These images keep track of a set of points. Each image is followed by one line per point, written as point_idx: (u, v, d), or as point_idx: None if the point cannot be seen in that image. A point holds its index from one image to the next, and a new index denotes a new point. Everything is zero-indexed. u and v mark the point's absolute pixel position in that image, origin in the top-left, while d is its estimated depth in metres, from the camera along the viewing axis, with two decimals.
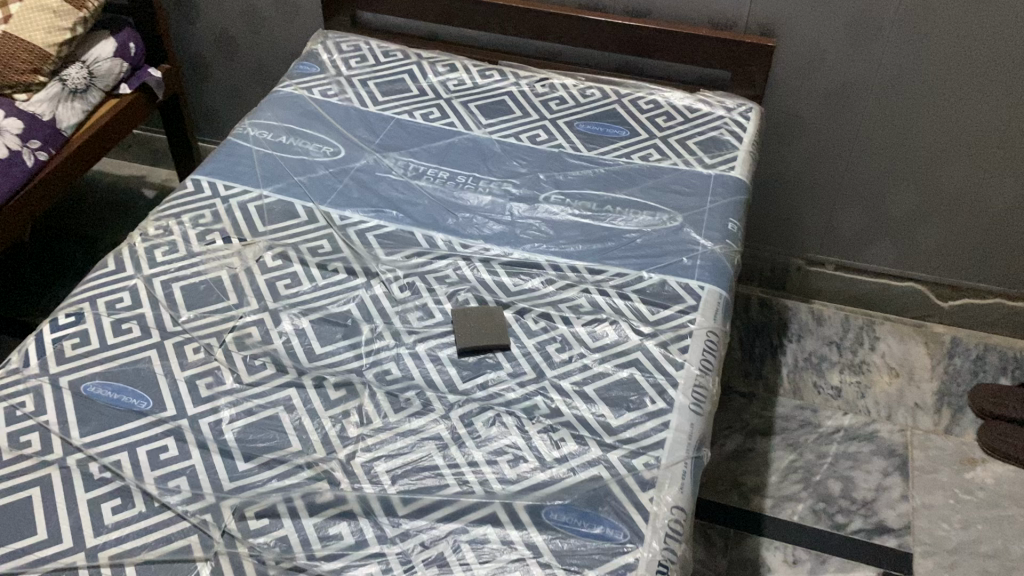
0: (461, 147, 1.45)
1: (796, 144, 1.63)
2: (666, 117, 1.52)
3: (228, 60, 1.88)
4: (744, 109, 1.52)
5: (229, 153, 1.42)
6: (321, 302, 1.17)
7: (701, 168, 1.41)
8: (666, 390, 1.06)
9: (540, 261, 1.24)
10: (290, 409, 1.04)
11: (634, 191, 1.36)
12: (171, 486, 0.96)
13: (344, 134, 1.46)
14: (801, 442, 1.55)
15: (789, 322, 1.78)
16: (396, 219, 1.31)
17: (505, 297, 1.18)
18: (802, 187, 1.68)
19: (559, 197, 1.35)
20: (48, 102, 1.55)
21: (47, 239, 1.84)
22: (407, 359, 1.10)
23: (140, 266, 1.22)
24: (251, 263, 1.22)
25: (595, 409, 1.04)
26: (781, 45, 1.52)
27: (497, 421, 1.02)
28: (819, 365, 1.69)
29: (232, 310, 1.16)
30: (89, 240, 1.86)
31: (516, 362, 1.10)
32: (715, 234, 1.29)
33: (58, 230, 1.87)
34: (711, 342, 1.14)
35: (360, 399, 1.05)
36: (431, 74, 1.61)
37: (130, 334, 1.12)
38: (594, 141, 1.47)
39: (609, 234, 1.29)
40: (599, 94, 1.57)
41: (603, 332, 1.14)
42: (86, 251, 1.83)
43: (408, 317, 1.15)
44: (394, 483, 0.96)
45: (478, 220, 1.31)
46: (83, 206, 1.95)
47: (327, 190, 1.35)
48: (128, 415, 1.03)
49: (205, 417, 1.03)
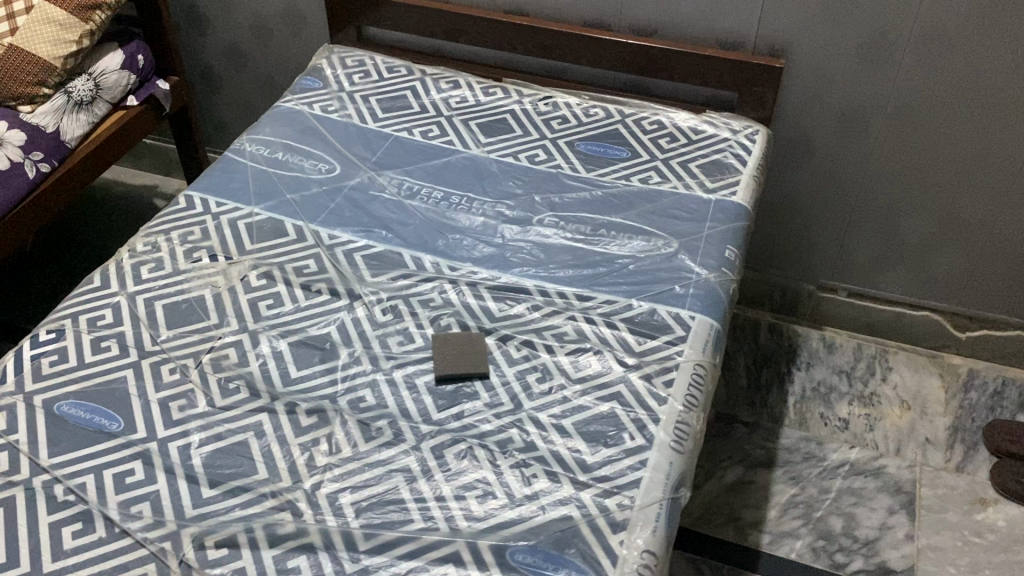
0: (457, 166, 1.42)
1: (807, 168, 1.58)
2: (669, 139, 1.48)
3: (238, 72, 1.88)
4: (750, 132, 1.48)
5: (225, 169, 1.41)
6: (301, 324, 1.16)
7: (701, 192, 1.37)
8: (646, 426, 1.03)
9: (528, 285, 1.21)
10: (261, 435, 1.02)
11: (630, 214, 1.33)
12: (133, 511, 0.94)
13: (341, 151, 1.44)
14: (803, 475, 1.50)
15: (799, 349, 1.73)
16: (385, 239, 1.28)
17: (487, 322, 1.15)
18: (814, 211, 1.63)
19: (552, 219, 1.32)
20: (52, 114, 1.57)
21: (49, 245, 1.86)
22: (383, 386, 1.08)
23: (124, 282, 1.21)
24: (235, 283, 1.22)
25: (571, 443, 1.01)
26: (790, 68, 1.47)
27: (469, 454, 1.00)
28: (828, 396, 1.64)
29: (211, 331, 1.15)
30: (90, 245, 1.87)
31: (494, 392, 1.06)
32: (711, 262, 1.25)
33: (60, 236, 1.89)
34: (698, 376, 1.09)
35: (332, 427, 1.03)
36: (433, 90, 1.59)
37: (109, 352, 1.11)
38: (594, 162, 1.43)
39: (600, 259, 1.25)
40: (603, 113, 1.54)
41: (586, 363, 1.10)
42: (88, 256, 1.84)
43: (388, 342, 1.13)
44: (358, 517, 0.94)
45: (467, 242, 1.28)
46: (84, 211, 1.97)
47: (318, 209, 1.33)
48: (98, 436, 1.02)
49: (175, 441, 1.02)
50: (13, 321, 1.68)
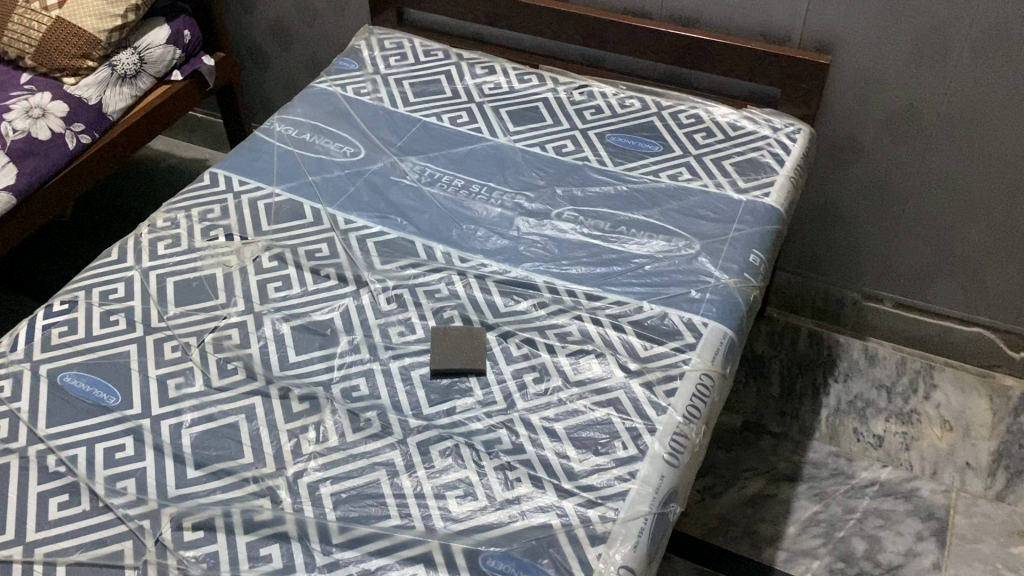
0: (482, 155, 1.39)
1: (854, 170, 1.50)
2: (705, 134, 1.41)
3: (283, 51, 1.89)
4: (791, 129, 1.41)
5: (251, 148, 1.42)
6: (305, 308, 1.15)
7: (732, 192, 1.31)
8: (641, 436, 0.99)
9: (537, 282, 1.17)
10: (251, 418, 1.02)
11: (654, 212, 1.28)
12: (118, 487, 0.95)
13: (367, 135, 1.43)
14: (828, 493, 1.43)
15: (839, 359, 1.64)
16: (400, 226, 1.27)
17: (491, 318, 1.13)
18: (861, 216, 1.55)
19: (573, 214, 1.28)
20: (95, 87, 1.59)
21: (86, 214, 1.90)
22: (379, 376, 1.06)
23: (140, 257, 1.22)
24: (247, 262, 1.22)
25: (560, 448, 0.98)
26: (837, 64, 1.40)
27: (454, 452, 0.97)
28: (864, 411, 1.55)
29: (217, 310, 1.15)
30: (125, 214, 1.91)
31: (488, 390, 1.04)
32: (733, 267, 1.19)
33: (98, 205, 1.93)
34: (703, 387, 1.04)
35: (322, 414, 1.02)
36: (468, 76, 1.56)
37: (116, 326, 1.13)
38: (623, 155, 1.39)
39: (616, 258, 1.21)
40: (639, 104, 1.49)
41: (587, 365, 1.06)
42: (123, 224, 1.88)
43: (389, 332, 1.11)
44: (335, 509, 0.93)
45: (481, 233, 1.25)
46: (123, 182, 2.01)
47: (337, 192, 1.33)
48: (95, 409, 1.03)
49: (167, 419, 1.02)
50: (45, 283, 1.72)
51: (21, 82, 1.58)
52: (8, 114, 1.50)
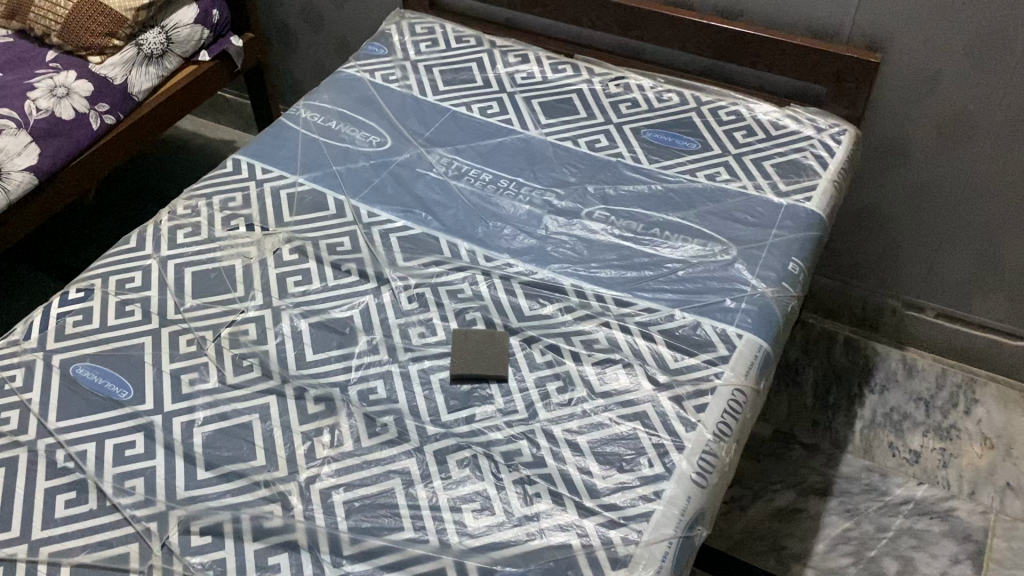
0: (512, 148, 1.35)
1: (900, 174, 1.43)
2: (745, 132, 1.35)
3: (313, 33, 1.85)
4: (836, 130, 1.34)
5: (276, 134, 1.38)
6: (324, 305, 1.11)
7: (772, 195, 1.25)
8: (668, 453, 0.94)
9: (564, 284, 1.13)
10: (265, 418, 0.99)
11: (689, 214, 1.22)
12: (126, 486, 0.93)
13: (394, 124, 1.39)
14: (860, 509, 1.37)
15: (875, 369, 1.58)
16: (425, 222, 1.23)
17: (514, 321, 1.08)
18: (906, 221, 1.48)
19: (604, 213, 1.23)
20: (121, 66, 1.56)
21: (111, 195, 1.88)
22: (397, 379, 1.02)
23: (159, 246, 1.20)
24: (267, 254, 1.18)
25: (583, 463, 0.93)
26: (888, 62, 1.33)
27: (472, 463, 0.94)
28: (900, 424, 1.49)
29: (235, 304, 1.12)
30: (151, 195, 1.89)
31: (510, 398, 1.00)
32: (770, 275, 1.13)
33: (123, 185, 1.91)
34: (735, 404, 1.00)
35: (337, 417, 0.98)
36: (500, 64, 1.51)
37: (131, 316, 1.10)
38: (658, 152, 1.33)
39: (647, 262, 1.16)
40: (677, 99, 1.43)
41: (613, 375, 1.02)
42: (148, 205, 1.86)
43: (409, 333, 1.08)
44: (347, 518, 0.89)
45: (508, 231, 1.21)
46: (147, 162, 1.99)
47: (361, 183, 1.29)
48: (107, 403, 1.01)
49: (180, 416, 0.99)
50: (68, 262, 1.71)
51: (47, 60, 1.56)
52: (32, 92, 1.47)
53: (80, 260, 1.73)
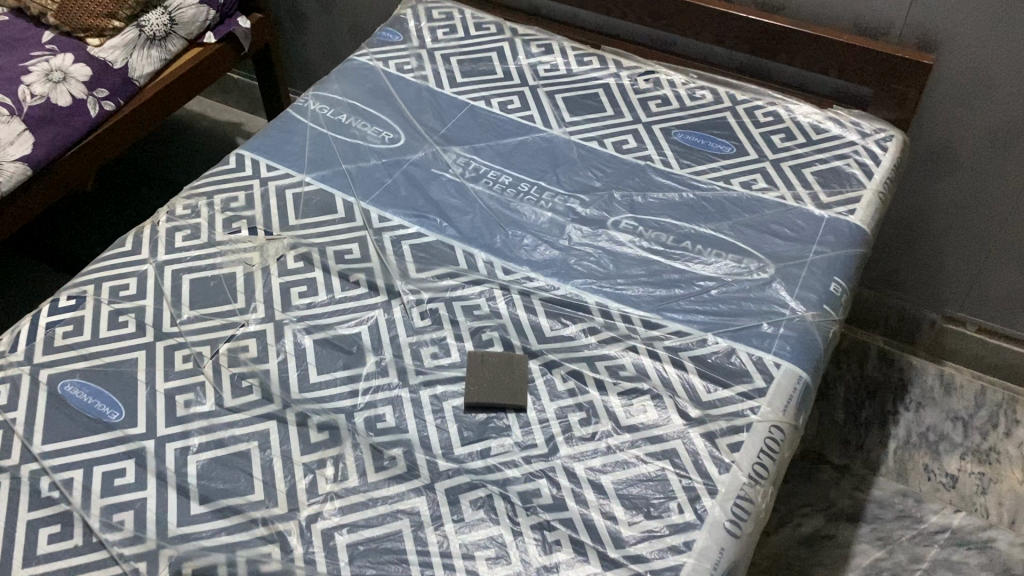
0: (534, 148, 1.26)
1: (948, 182, 1.34)
2: (784, 135, 1.26)
3: (325, 14, 1.76)
4: (882, 136, 1.25)
5: (283, 128, 1.30)
6: (330, 320, 1.04)
7: (812, 206, 1.16)
8: (700, 498, 0.87)
9: (589, 302, 1.05)
10: (264, 447, 0.92)
11: (723, 226, 1.14)
12: (115, 520, 0.86)
13: (408, 119, 1.31)
14: (893, 538, 1.30)
15: (911, 385, 1.50)
16: (440, 229, 1.15)
17: (534, 343, 1.01)
18: (951, 231, 1.39)
19: (632, 223, 1.15)
20: (121, 49, 1.48)
21: (115, 184, 1.81)
22: (407, 406, 0.95)
23: (156, 250, 1.12)
24: (270, 262, 1.11)
25: (606, 507, 0.86)
26: (941, 64, 1.23)
27: (487, 505, 0.86)
28: (936, 445, 1.42)
29: (234, 317, 1.04)
30: (157, 183, 1.83)
31: (528, 430, 0.92)
32: (811, 297, 1.05)
33: (127, 174, 1.84)
34: (773, 443, 0.92)
35: (342, 448, 0.91)
36: (522, 55, 1.42)
37: (124, 328, 1.03)
38: (690, 156, 1.24)
39: (678, 279, 1.08)
40: (711, 96, 1.33)
41: (640, 408, 0.94)
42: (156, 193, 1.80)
43: (420, 353, 1.00)
44: (351, 564, 0.82)
45: (529, 241, 1.13)
46: (151, 148, 1.92)
47: (372, 184, 1.21)
48: (96, 426, 0.94)
49: (173, 442, 0.93)
50: (73, 253, 1.65)
51: (43, 41, 1.48)
52: (27, 77, 1.40)
53: (86, 251, 1.68)
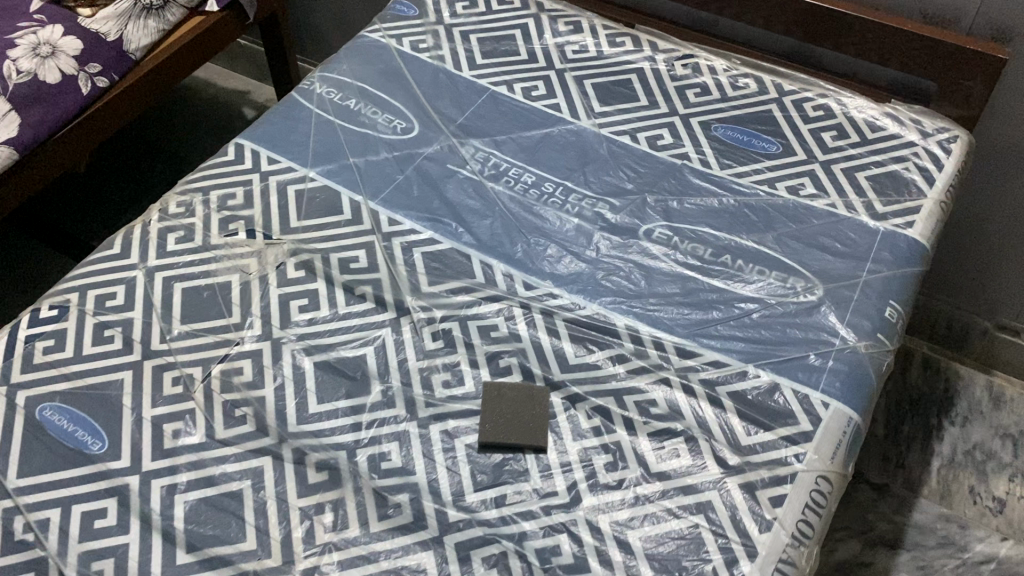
0: (560, 142, 1.15)
1: (1015, 186, 1.22)
2: (835, 133, 1.14)
3: None
4: (945, 137, 1.13)
5: (287, 113, 1.20)
6: (332, 341, 0.95)
7: (866, 217, 1.05)
8: (738, 562, 0.78)
9: (617, 325, 0.95)
10: (258, 487, 0.84)
11: (766, 238, 1.04)
12: (93, 570, 0.78)
13: (423, 107, 1.20)
14: (934, 567, 1.21)
15: (957, 397, 1.40)
16: (455, 235, 1.05)
17: (556, 373, 0.92)
18: (1013, 236, 1.28)
19: (666, 233, 1.05)
20: (115, 19, 1.39)
21: (124, 157, 1.74)
22: (415, 443, 0.86)
23: (146, 253, 1.03)
24: (269, 270, 1.02)
25: (634, 569, 0.78)
26: (1017, 59, 1.10)
27: (501, 564, 0.78)
28: (983, 465, 1.32)
29: (229, 334, 0.96)
30: (166, 156, 1.75)
31: (548, 475, 0.84)
32: (863, 325, 0.95)
33: (136, 145, 1.77)
34: (819, 495, 0.83)
35: (342, 492, 0.83)
36: (548, 34, 1.31)
37: (110, 344, 0.95)
38: (731, 154, 1.13)
39: (716, 299, 0.98)
40: (755, 86, 1.22)
41: (672, 452, 0.85)
42: (166, 167, 1.73)
43: (431, 382, 0.91)
44: None
45: (552, 252, 1.03)
46: (160, 117, 1.84)
47: (383, 181, 1.11)
48: (76, 458, 0.86)
49: (160, 478, 0.84)
50: (77, 235, 1.59)
51: (30, 11, 1.38)
52: (13, 51, 1.31)
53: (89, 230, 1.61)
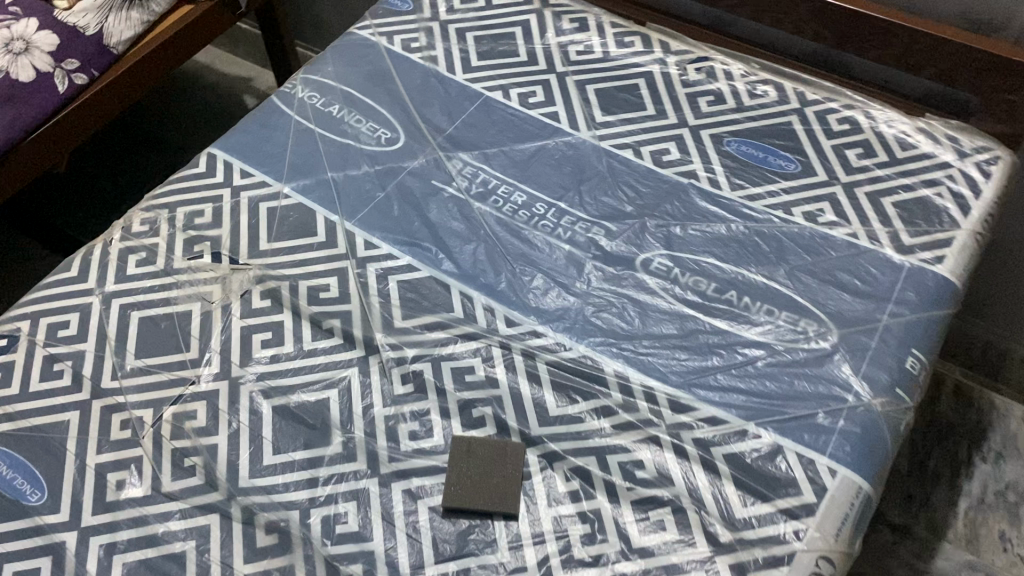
0: (556, 157, 1.06)
1: None
2: (861, 151, 1.03)
3: None
4: (983, 158, 1.02)
5: (264, 121, 1.12)
6: (294, 382, 0.88)
7: (891, 250, 0.94)
8: None
9: (604, 371, 0.86)
10: (202, 550, 0.77)
11: (777, 272, 0.93)
12: None
13: (410, 114, 1.11)
14: None
15: (991, 429, 1.30)
16: (435, 262, 0.96)
17: (534, 427, 0.83)
18: None
19: (666, 264, 0.95)
20: (95, 12, 1.31)
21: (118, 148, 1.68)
22: (374, 504, 0.79)
23: (105, 277, 0.96)
24: (232, 299, 0.94)
25: None
26: None
27: None
28: (1016, 508, 1.22)
29: (185, 371, 0.89)
30: (161, 146, 1.69)
31: (518, 548, 0.76)
32: (880, 378, 0.85)
33: (132, 136, 1.71)
34: None
35: (292, 559, 0.76)
36: (551, 33, 1.21)
37: (58, 381, 0.88)
38: (744, 172, 1.03)
39: (717, 344, 0.88)
40: (774, 96, 1.11)
41: (657, 524, 0.76)
42: (160, 157, 1.67)
43: (397, 433, 0.83)
44: None
45: (539, 284, 0.94)
46: (158, 106, 1.78)
47: (361, 200, 1.02)
48: (11, 510, 0.79)
49: (99, 535, 0.78)
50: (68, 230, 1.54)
51: (6, 2, 1.31)
52: None
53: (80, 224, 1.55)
